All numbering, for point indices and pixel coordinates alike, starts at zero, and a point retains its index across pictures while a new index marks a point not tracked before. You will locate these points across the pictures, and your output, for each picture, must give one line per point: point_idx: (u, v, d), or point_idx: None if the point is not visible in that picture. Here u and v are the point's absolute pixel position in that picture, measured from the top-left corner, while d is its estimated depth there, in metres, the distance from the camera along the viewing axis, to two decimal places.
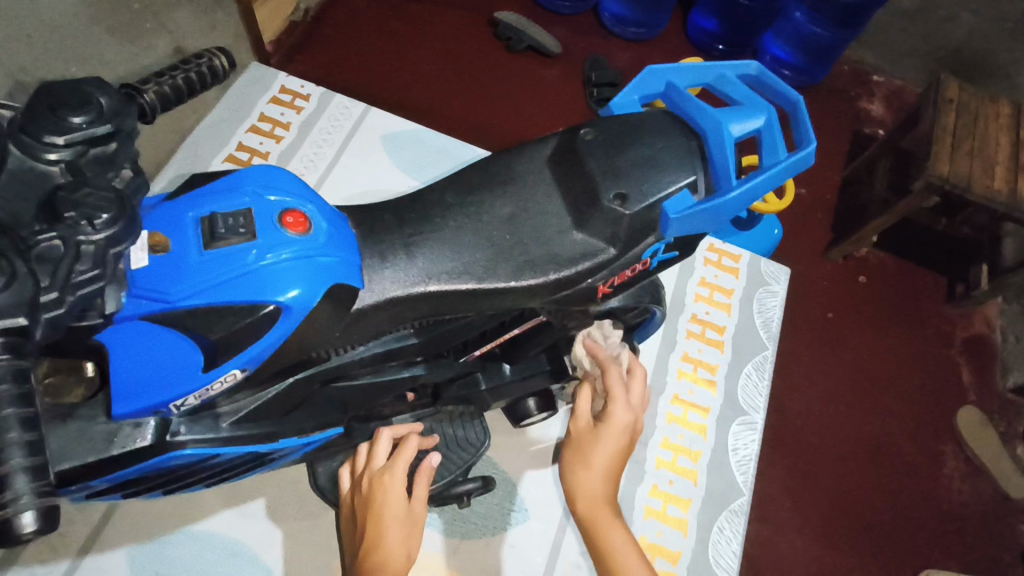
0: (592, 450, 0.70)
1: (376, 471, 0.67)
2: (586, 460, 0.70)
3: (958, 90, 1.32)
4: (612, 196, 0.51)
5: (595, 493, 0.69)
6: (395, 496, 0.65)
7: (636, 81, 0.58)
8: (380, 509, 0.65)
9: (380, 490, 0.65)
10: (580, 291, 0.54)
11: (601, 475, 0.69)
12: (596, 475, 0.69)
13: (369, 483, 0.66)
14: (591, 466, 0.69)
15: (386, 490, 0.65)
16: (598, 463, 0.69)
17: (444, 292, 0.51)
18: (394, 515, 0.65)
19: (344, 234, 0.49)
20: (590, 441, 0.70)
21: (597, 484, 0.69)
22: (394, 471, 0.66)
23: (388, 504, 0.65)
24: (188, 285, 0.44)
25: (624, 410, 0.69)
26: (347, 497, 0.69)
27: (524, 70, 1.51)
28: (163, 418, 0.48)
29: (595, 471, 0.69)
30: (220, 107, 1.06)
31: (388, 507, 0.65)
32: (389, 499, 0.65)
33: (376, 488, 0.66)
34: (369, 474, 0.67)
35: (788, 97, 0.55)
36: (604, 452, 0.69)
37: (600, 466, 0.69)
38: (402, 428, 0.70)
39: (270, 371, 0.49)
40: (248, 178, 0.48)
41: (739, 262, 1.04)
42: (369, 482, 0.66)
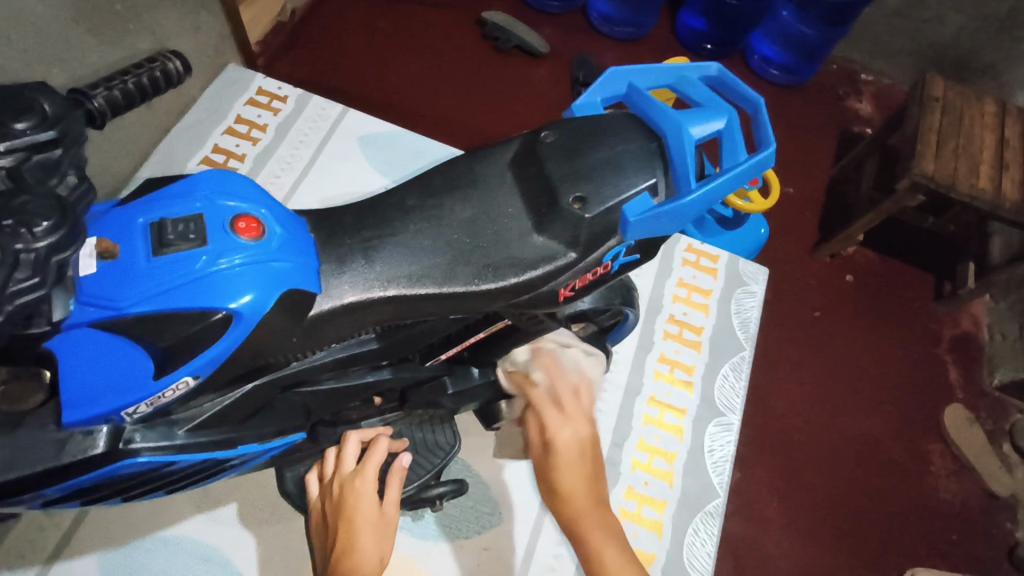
0: (555, 476, 0.66)
1: (347, 474, 0.66)
2: (553, 489, 0.66)
3: (944, 89, 1.32)
4: (572, 199, 0.51)
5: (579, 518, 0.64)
6: (367, 499, 0.65)
7: (598, 82, 0.57)
8: (351, 512, 0.64)
9: (352, 494, 0.65)
10: (542, 295, 0.54)
11: (575, 497, 0.65)
12: (570, 498, 0.65)
13: (340, 487, 0.66)
14: (558, 491, 0.66)
15: (357, 492, 0.65)
16: (567, 485, 0.66)
17: (403, 296, 0.51)
18: (366, 517, 0.64)
19: (299, 238, 0.49)
20: (552, 472, 0.67)
21: (576, 507, 0.65)
22: (365, 473, 0.66)
23: (360, 507, 0.64)
24: (136, 292, 0.43)
25: (564, 433, 0.67)
26: (317, 504, 0.68)
27: (511, 70, 1.51)
28: (116, 426, 0.47)
29: (566, 494, 0.65)
30: (195, 109, 1.06)
31: (360, 509, 0.64)
32: (361, 501, 0.65)
33: (347, 491, 0.65)
34: (340, 478, 0.66)
35: (748, 99, 0.56)
36: (567, 475, 0.66)
37: (569, 487, 0.65)
38: (370, 432, 0.70)
39: (225, 377, 0.49)
40: (201, 183, 0.48)
41: (717, 263, 1.05)
42: (340, 486, 0.66)
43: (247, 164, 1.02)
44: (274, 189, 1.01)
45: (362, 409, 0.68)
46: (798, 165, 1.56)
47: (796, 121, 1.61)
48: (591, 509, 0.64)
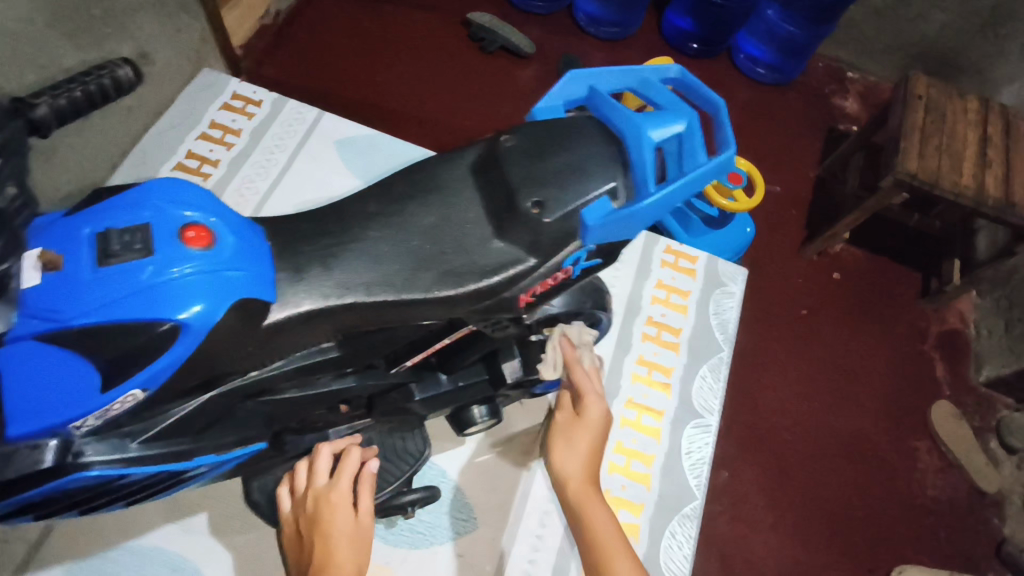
0: (566, 440, 0.74)
1: (320, 487, 0.65)
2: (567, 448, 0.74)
3: (928, 86, 1.32)
4: (531, 203, 0.50)
5: (571, 477, 0.72)
6: (342, 512, 0.63)
7: (558, 88, 0.57)
8: (327, 526, 0.62)
9: (327, 510, 0.63)
10: (503, 302, 0.53)
11: (575, 459, 0.73)
12: (569, 457, 0.73)
13: (315, 501, 0.64)
14: (562, 448, 0.74)
15: (332, 506, 0.63)
16: (577, 448, 0.73)
17: (360, 304, 0.50)
18: (343, 530, 0.63)
19: (254, 246, 0.49)
20: (563, 433, 0.75)
21: (574, 467, 0.72)
22: (340, 484, 0.64)
23: (336, 520, 0.63)
24: (80, 305, 0.43)
25: (595, 404, 0.75)
26: (291, 519, 0.66)
27: (496, 71, 1.50)
28: (65, 438, 0.46)
29: (569, 456, 0.73)
30: (170, 114, 1.05)
31: (336, 523, 0.63)
32: (337, 515, 0.63)
33: (322, 504, 0.64)
34: (313, 492, 0.65)
35: (710, 101, 0.55)
36: (576, 440, 0.74)
37: (579, 450, 0.73)
38: (342, 443, 0.68)
39: (177, 390, 0.48)
40: (150, 191, 0.47)
41: (696, 263, 1.04)
42: (314, 499, 0.64)
43: (221, 169, 1.02)
44: (248, 193, 1.00)
45: (330, 417, 0.67)
46: (784, 164, 1.55)
47: (781, 120, 1.61)
48: (581, 475, 0.72)
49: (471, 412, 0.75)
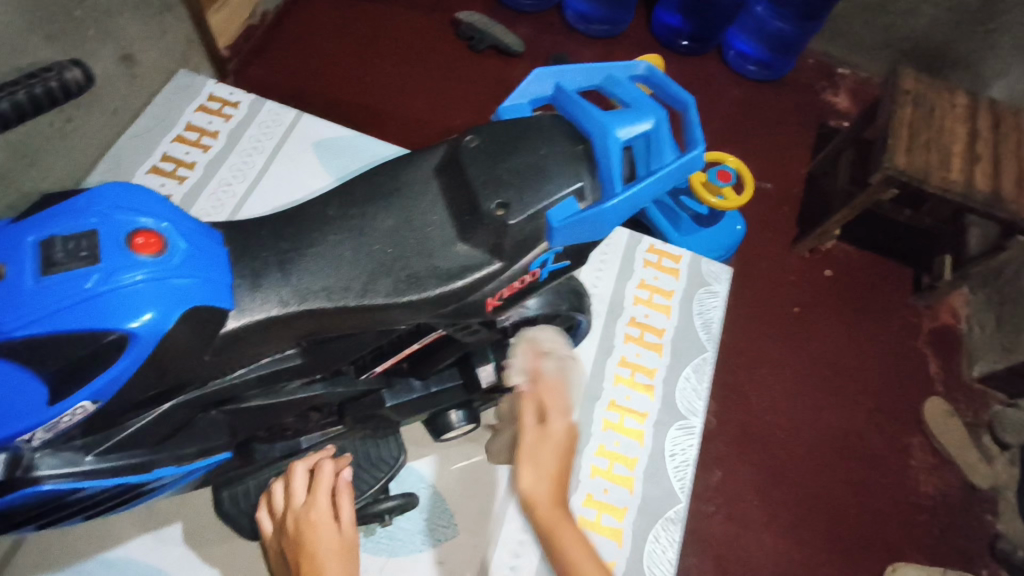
0: (524, 461, 0.62)
1: (300, 508, 0.63)
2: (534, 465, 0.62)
3: (915, 81, 1.31)
4: (494, 205, 0.49)
5: (534, 503, 0.61)
6: (325, 526, 0.61)
7: (524, 85, 0.56)
8: (313, 541, 0.60)
9: (308, 528, 0.61)
10: (468, 305, 0.52)
11: (533, 472, 0.62)
12: (528, 472, 0.62)
13: (295, 523, 0.62)
14: (524, 464, 0.62)
15: (313, 523, 0.61)
16: (531, 475, 0.62)
17: (321, 309, 0.49)
18: (328, 543, 0.60)
19: (207, 252, 0.48)
20: (525, 452, 0.63)
21: (535, 489, 0.61)
22: (319, 500, 0.63)
23: (320, 535, 0.60)
24: (22, 315, 0.42)
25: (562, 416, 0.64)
26: (278, 549, 0.63)
27: (483, 70, 1.49)
28: (14, 453, 0.47)
29: (528, 477, 0.62)
30: (145, 116, 1.03)
31: (320, 538, 0.60)
32: (319, 530, 0.61)
33: (305, 524, 0.61)
34: (294, 514, 0.63)
35: (677, 98, 0.55)
36: (535, 455, 0.62)
37: (533, 477, 0.62)
38: (307, 463, 0.66)
39: (130, 401, 0.47)
40: (99, 198, 0.47)
41: (680, 263, 1.03)
42: (295, 521, 0.62)
43: (197, 172, 1.00)
44: (225, 197, 0.98)
45: (299, 425, 0.66)
46: (774, 161, 1.54)
47: (771, 117, 1.60)
48: (545, 500, 0.61)
49: (448, 418, 0.74)
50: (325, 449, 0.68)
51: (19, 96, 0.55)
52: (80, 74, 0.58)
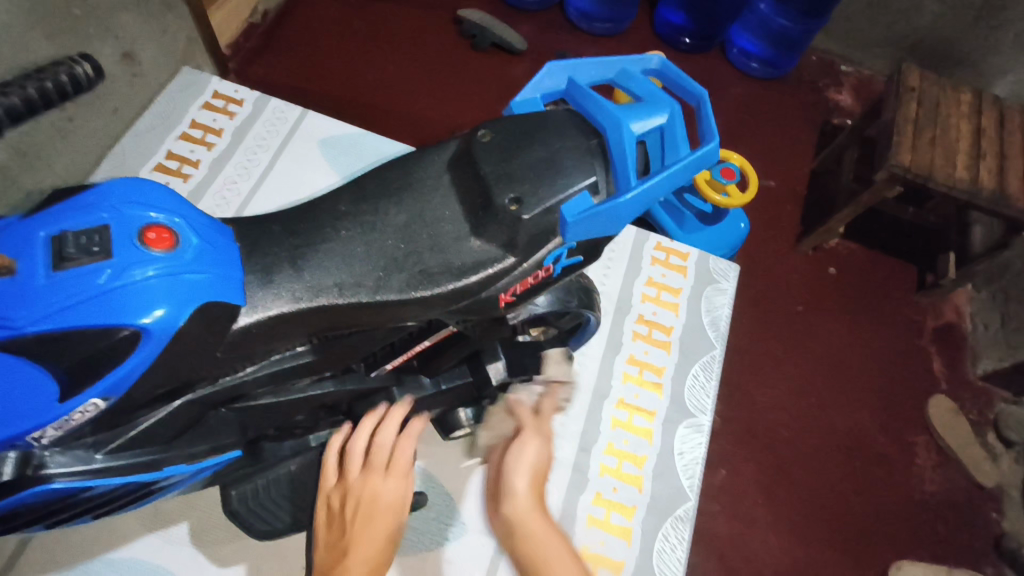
0: (515, 473, 0.70)
1: (372, 479, 0.64)
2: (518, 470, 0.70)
3: (920, 79, 1.31)
4: (508, 199, 0.49)
5: (519, 509, 0.67)
6: (388, 512, 0.63)
7: (536, 80, 0.55)
8: (371, 523, 0.62)
9: (378, 497, 0.63)
10: (481, 302, 0.52)
11: (524, 480, 0.70)
12: (521, 481, 0.69)
13: (361, 491, 0.63)
14: (517, 474, 0.70)
15: (385, 495, 0.63)
16: (521, 485, 0.69)
17: (333, 305, 0.49)
18: (389, 525, 0.63)
19: (219, 248, 0.48)
20: (515, 464, 0.71)
21: (521, 501, 0.68)
22: (391, 481, 0.64)
23: (380, 520, 0.62)
24: (33, 311, 0.42)
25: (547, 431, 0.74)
26: (329, 498, 0.64)
27: (486, 68, 1.48)
28: (24, 452, 0.46)
29: (517, 487, 0.69)
30: (150, 113, 1.03)
31: (378, 522, 0.62)
32: (390, 505, 0.63)
33: (370, 500, 0.63)
34: (363, 479, 0.63)
35: (692, 91, 0.54)
36: (527, 470, 0.70)
37: (522, 488, 0.69)
38: (392, 424, 0.65)
39: (141, 398, 0.47)
40: (111, 193, 0.47)
41: (687, 261, 1.02)
42: (363, 490, 0.63)
43: (202, 170, 0.99)
44: (230, 195, 0.98)
45: (309, 423, 0.65)
46: (777, 158, 1.54)
47: (774, 115, 1.60)
48: (531, 507, 0.68)
49: (459, 417, 0.76)
50: (407, 407, 0.66)
51: (29, 91, 0.64)
52: (87, 68, 0.70)
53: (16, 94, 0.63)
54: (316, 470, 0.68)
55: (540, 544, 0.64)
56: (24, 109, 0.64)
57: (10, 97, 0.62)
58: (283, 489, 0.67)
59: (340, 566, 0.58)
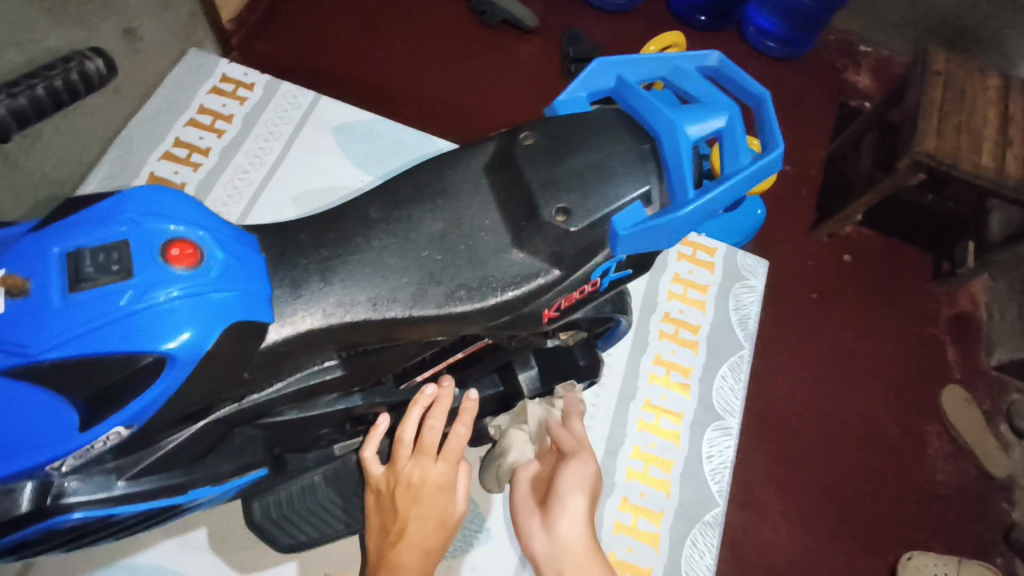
0: (573, 494, 0.62)
1: (422, 464, 0.59)
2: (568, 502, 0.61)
3: (946, 61, 1.25)
4: (555, 211, 0.46)
5: (576, 547, 0.59)
6: (439, 496, 0.59)
7: (582, 76, 0.52)
8: (422, 509, 0.58)
9: (424, 493, 0.58)
10: (524, 316, 0.49)
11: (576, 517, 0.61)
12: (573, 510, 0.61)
13: (411, 478, 0.59)
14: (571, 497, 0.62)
15: (435, 489, 0.59)
16: (580, 508, 0.61)
17: (367, 321, 0.46)
18: (439, 517, 0.59)
19: (245, 261, 0.45)
20: (575, 482, 0.63)
21: (581, 531, 0.60)
22: (441, 466, 0.59)
23: (431, 505, 0.59)
24: (49, 336, 0.39)
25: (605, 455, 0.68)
26: (375, 483, 0.59)
27: (493, 45, 1.42)
28: (42, 481, 0.44)
29: (574, 515, 0.61)
30: (155, 98, 0.99)
31: (430, 507, 0.59)
32: (437, 498, 0.59)
33: (422, 485, 0.59)
34: (412, 464, 0.59)
35: (750, 92, 0.51)
36: (584, 489, 0.63)
37: (580, 513, 0.61)
38: (441, 413, 0.59)
39: (163, 423, 0.44)
40: (129, 204, 0.44)
41: (715, 256, 0.99)
42: (412, 476, 0.58)
43: (212, 158, 0.95)
44: (242, 184, 0.94)
45: (334, 434, 0.62)
46: (795, 142, 1.49)
47: (791, 97, 1.54)
48: (587, 542, 0.60)
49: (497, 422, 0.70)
50: (475, 406, 0.62)
51: (37, 91, 0.53)
52: (100, 63, 0.57)
53: (22, 95, 0.53)
54: (341, 480, 0.65)
55: None
56: (30, 112, 0.54)
57: (14, 99, 0.52)
58: (306, 501, 0.65)
59: (395, 552, 0.57)
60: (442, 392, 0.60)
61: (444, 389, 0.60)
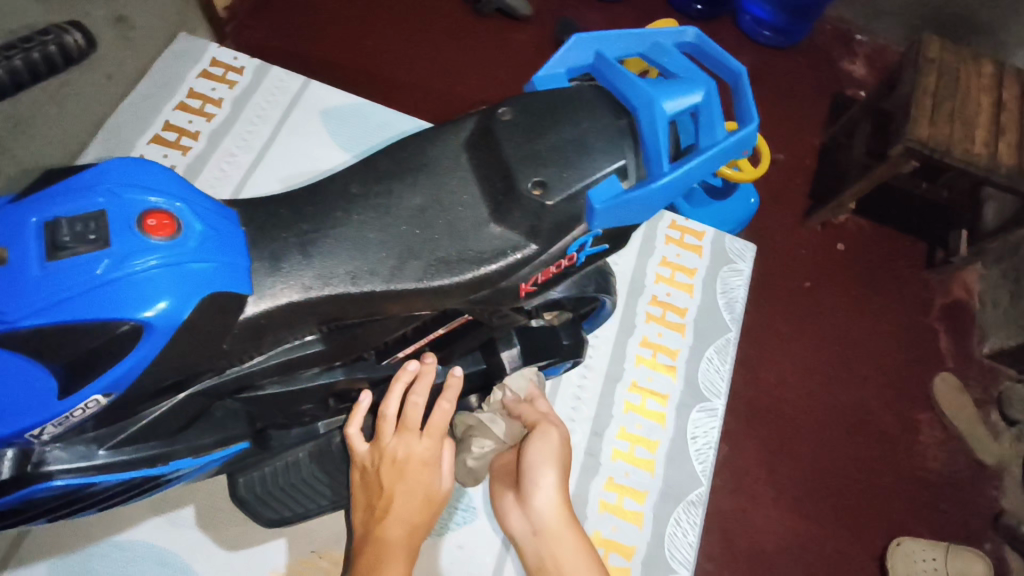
0: (541, 467, 0.67)
1: (407, 439, 0.60)
2: (535, 478, 0.67)
3: (940, 49, 1.25)
4: (532, 183, 0.46)
5: (549, 517, 0.65)
6: (423, 471, 0.60)
7: (561, 52, 0.53)
8: (408, 484, 0.59)
9: (408, 470, 0.59)
10: (502, 291, 0.50)
11: (550, 488, 0.67)
12: (546, 485, 0.67)
13: (396, 453, 0.59)
14: (545, 471, 0.67)
15: (419, 466, 0.60)
16: (549, 480, 0.67)
17: (345, 294, 0.46)
18: (424, 493, 0.60)
19: (224, 234, 0.45)
20: (541, 457, 0.68)
21: (552, 502, 0.66)
22: (425, 441, 0.61)
23: (416, 480, 0.59)
24: (27, 304, 0.40)
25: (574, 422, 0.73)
26: (360, 460, 0.60)
27: (487, 34, 1.42)
28: (23, 449, 0.44)
29: (546, 488, 0.67)
30: (145, 82, 0.98)
31: (415, 483, 0.59)
32: (422, 475, 0.60)
33: (406, 460, 0.59)
34: (396, 440, 0.60)
35: (729, 68, 0.51)
36: (553, 463, 0.68)
37: (551, 482, 0.67)
38: (424, 388, 0.60)
39: (144, 392, 0.45)
40: (110, 175, 0.44)
41: (703, 240, 0.99)
42: (397, 451, 0.59)
43: (201, 142, 0.96)
44: (231, 167, 0.94)
45: (318, 411, 0.63)
46: (788, 131, 1.49)
47: (786, 85, 1.54)
48: (560, 510, 0.66)
49: (466, 420, 0.74)
50: (459, 381, 0.63)
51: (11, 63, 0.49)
52: (80, 36, 0.52)
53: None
54: (328, 456, 0.66)
55: (568, 547, 0.64)
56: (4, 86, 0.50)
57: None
58: (290, 477, 0.65)
59: (380, 528, 0.57)
60: (425, 368, 0.60)
61: (426, 365, 0.60)
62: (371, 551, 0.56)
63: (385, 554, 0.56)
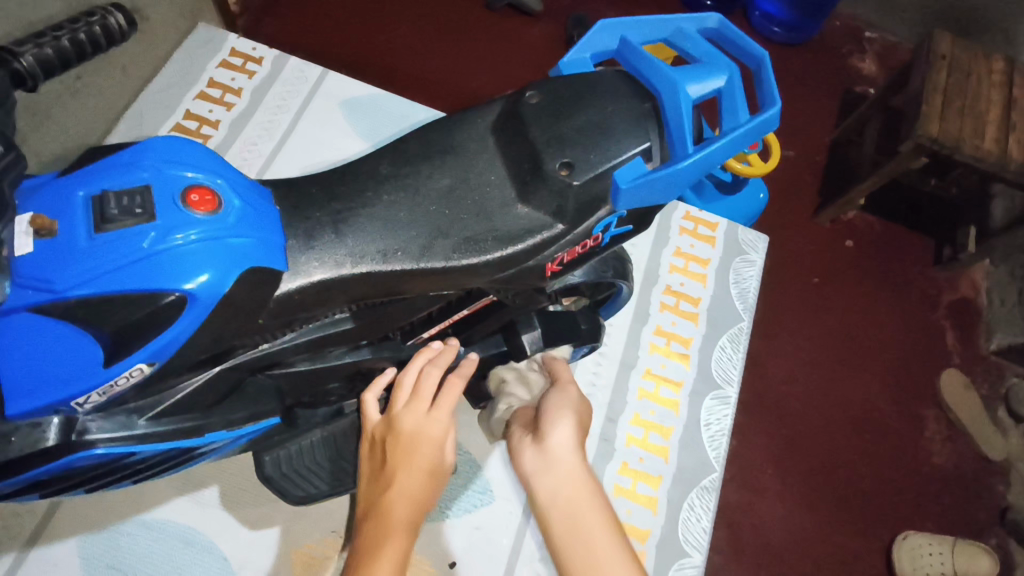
0: (559, 411, 0.65)
1: (418, 413, 0.60)
2: (552, 419, 0.64)
3: (951, 45, 1.25)
4: (558, 165, 0.48)
5: (565, 458, 0.61)
6: (431, 446, 0.59)
7: (586, 39, 0.54)
8: (414, 458, 0.58)
9: (414, 443, 0.59)
10: (527, 270, 0.51)
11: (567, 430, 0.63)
12: (564, 427, 0.63)
13: (406, 426, 0.59)
14: (563, 419, 0.64)
15: (427, 440, 0.59)
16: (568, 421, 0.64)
17: (377, 272, 0.47)
18: (430, 469, 0.59)
19: (261, 212, 0.47)
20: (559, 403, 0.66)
21: (570, 445, 0.62)
22: (436, 417, 0.60)
23: (423, 454, 0.58)
24: (76, 274, 0.42)
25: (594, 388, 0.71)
26: (371, 429, 0.61)
27: (499, 29, 1.43)
28: (68, 417, 0.46)
29: (563, 429, 0.63)
30: (165, 72, 1.00)
31: (421, 457, 0.58)
32: (429, 449, 0.59)
33: (416, 433, 0.59)
34: (406, 412, 0.60)
35: (751, 53, 0.52)
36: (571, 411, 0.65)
37: (569, 424, 0.64)
38: (443, 364, 0.62)
39: (182, 364, 0.47)
40: (151, 152, 0.46)
41: (716, 231, 1.00)
42: (407, 424, 0.59)
43: (221, 131, 0.97)
44: (251, 156, 0.96)
45: (343, 390, 0.64)
46: (798, 127, 1.50)
47: (796, 82, 1.54)
48: (577, 453, 0.62)
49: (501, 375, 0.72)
50: (475, 362, 0.66)
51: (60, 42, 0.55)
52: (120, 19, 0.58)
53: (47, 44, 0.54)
54: (347, 436, 0.68)
55: (583, 489, 0.59)
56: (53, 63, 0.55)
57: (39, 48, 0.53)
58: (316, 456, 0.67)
59: (383, 502, 0.56)
60: (447, 348, 0.64)
61: (448, 346, 0.64)
62: (373, 527, 0.54)
63: (386, 530, 0.54)
